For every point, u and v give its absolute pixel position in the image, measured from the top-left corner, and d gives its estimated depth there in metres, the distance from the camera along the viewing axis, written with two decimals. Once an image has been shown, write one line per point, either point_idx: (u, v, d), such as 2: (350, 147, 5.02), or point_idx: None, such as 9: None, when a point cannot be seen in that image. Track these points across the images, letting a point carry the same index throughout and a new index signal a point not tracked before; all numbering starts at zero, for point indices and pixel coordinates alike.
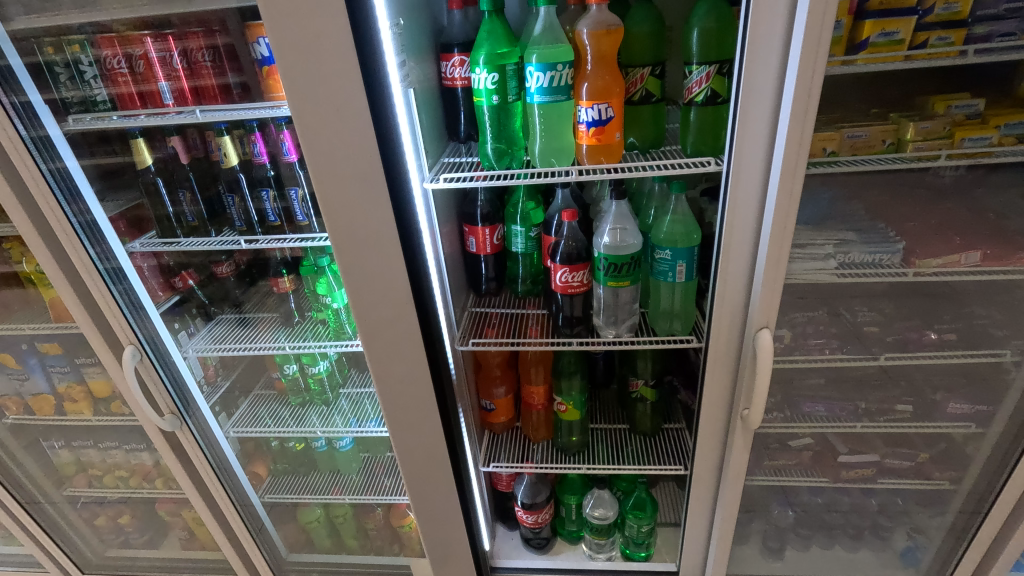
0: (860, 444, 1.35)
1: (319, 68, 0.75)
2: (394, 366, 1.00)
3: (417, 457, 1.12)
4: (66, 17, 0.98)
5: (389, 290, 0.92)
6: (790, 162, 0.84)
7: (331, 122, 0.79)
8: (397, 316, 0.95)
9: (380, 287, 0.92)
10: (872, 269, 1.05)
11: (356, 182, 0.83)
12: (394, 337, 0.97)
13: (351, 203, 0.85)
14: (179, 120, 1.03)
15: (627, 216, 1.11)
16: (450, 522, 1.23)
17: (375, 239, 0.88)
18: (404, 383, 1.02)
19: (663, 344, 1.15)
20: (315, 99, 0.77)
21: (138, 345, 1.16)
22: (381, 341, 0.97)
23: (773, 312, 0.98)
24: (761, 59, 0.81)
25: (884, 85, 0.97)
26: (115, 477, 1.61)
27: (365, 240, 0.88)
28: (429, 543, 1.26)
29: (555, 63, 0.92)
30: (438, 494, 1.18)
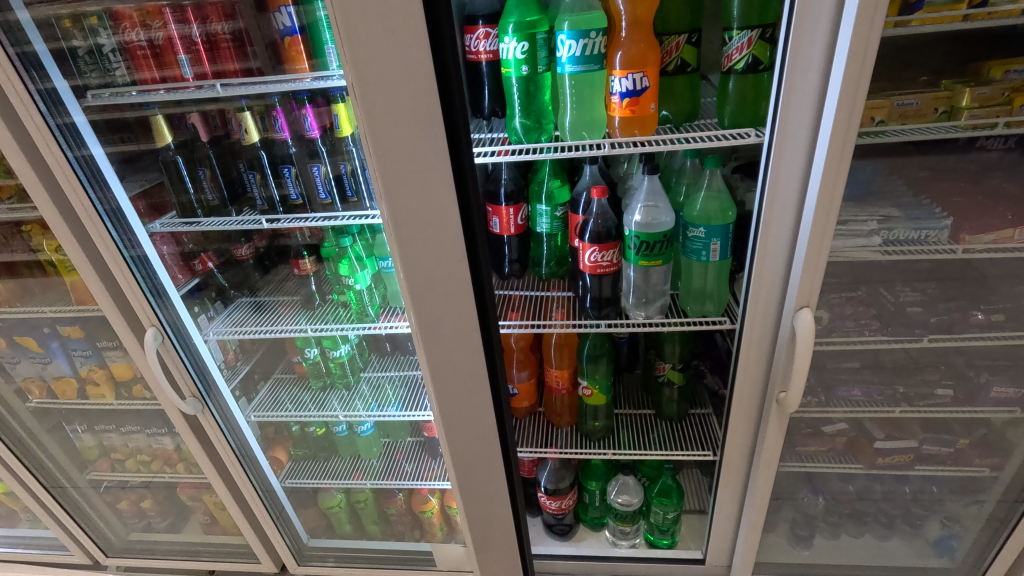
0: (897, 430, 1.31)
1: (371, 23, 0.70)
2: (441, 346, 0.96)
3: (463, 439, 1.09)
4: None
5: (442, 267, 0.88)
6: (841, 129, 0.79)
7: (382, 85, 0.73)
8: (447, 294, 0.90)
9: (433, 264, 0.87)
10: (920, 246, 1.00)
11: (415, 150, 0.78)
12: (444, 315, 0.93)
13: (401, 172, 0.79)
14: (200, 95, 1.00)
15: (660, 193, 1.07)
16: (496, 505, 1.20)
17: (433, 213, 0.83)
18: (450, 362, 0.98)
19: (693, 326, 1.11)
20: (371, 59, 0.72)
21: (159, 327, 1.14)
22: (428, 317, 0.93)
23: (814, 291, 0.94)
24: (814, 17, 0.76)
25: (934, 52, 0.92)
26: (138, 461, 1.62)
27: (413, 212, 0.83)
28: (473, 524, 1.24)
29: (588, 30, 0.88)
30: (479, 476, 1.15)
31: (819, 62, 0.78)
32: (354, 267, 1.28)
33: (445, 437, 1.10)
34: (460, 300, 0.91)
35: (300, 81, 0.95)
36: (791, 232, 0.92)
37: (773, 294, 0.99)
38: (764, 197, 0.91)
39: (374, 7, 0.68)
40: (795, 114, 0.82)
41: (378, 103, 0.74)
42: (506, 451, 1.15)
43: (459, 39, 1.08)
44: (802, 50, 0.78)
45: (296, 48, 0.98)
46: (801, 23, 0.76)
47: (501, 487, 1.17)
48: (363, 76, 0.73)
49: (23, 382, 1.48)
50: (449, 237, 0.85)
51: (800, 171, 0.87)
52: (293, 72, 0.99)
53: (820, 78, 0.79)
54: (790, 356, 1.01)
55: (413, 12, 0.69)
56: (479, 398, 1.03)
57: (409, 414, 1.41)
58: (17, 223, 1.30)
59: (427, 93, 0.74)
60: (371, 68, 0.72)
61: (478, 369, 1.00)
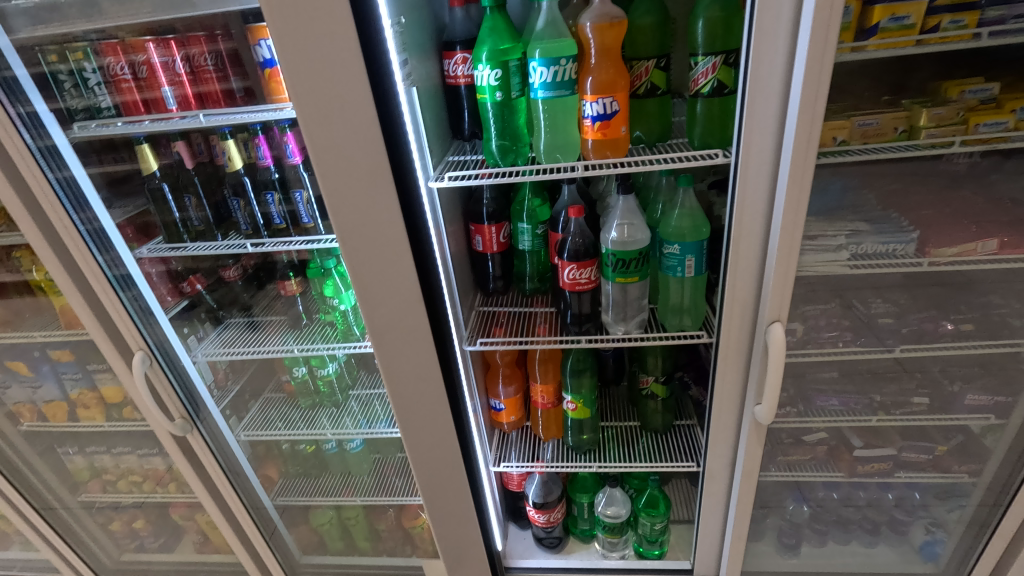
0: (877, 438, 1.33)
1: (321, 61, 0.75)
2: (403, 365, 1.00)
3: (429, 456, 1.12)
4: (72, 25, 0.97)
5: (397, 290, 0.92)
6: (801, 151, 0.82)
7: (334, 117, 0.78)
8: (405, 315, 0.95)
9: (388, 286, 0.92)
10: (887, 260, 1.03)
11: (366, 179, 0.82)
12: (405, 334, 0.97)
13: (355, 199, 0.84)
14: (182, 125, 1.02)
15: (635, 211, 1.09)
16: (468, 519, 1.23)
17: (383, 238, 0.87)
18: (414, 379, 1.02)
19: (672, 340, 1.13)
20: (320, 97, 0.77)
21: (147, 350, 1.16)
22: (392, 337, 0.97)
23: (784, 304, 0.97)
24: (769, 46, 0.79)
25: (891, 73, 0.97)
26: (129, 482, 1.62)
27: (371, 237, 0.87)
28: (444, 542, 1.26)
29: (558, 58, 0.91)
30: (448, 492, 1.18)
31: (778, 88, 0.82)
32: (339, 288, 1.30)
33: (413, 455, 1.12)
34: (419, 319, 0.96)
35: (281, 111, 0.98)
36: (761, 250, 0.95)
37: (746, 309, 1.01)
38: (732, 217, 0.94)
39: (323, 49, 0.74)
40: (757, 137, 0.85)
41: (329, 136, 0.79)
42: (470, 465, 1.18)
43: (438, 64, 1.11)
44: (758, 76, 0.81)
45: (276, 80, 1.00)
46: (756, 52, 0.80)
47: (469, 503, 1.19)
48: (316, 112, 0.78)
49: (13, 406, 1.49)
50: (407, 259, 0.90)
51: (765, 191, 0.90)
52: (273, 103, 1.01)
53: (779, 102, 0.83)
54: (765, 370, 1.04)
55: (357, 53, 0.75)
56: (441, 414, 1.07)
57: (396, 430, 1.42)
58: (9, 249, 1.32)
59: (373, 123, 0.79)
60: (323, 105, 0.77)
61: (437, 386, 1.04)
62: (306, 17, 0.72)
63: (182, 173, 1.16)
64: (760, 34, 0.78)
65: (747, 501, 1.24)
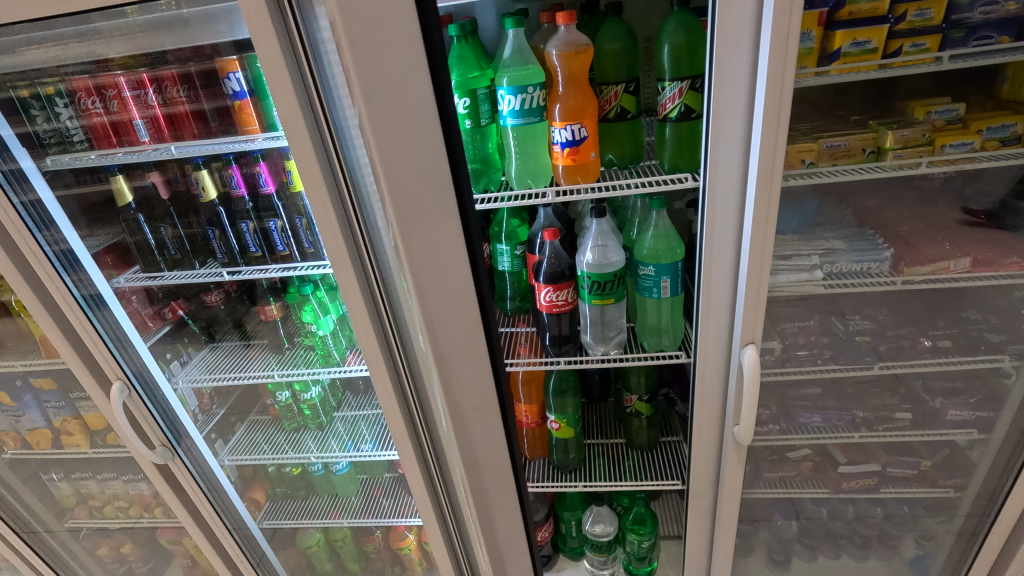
0: (861, 454, 1.32)
1: (391, 74, 0.77)
2: (457, 369, 1.03)
3: (478, 456, 1.16)
4: (66, 47, 0.89)
5: (455, 298, 0.95)
6: (767, 174, 0.83)
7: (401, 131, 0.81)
8: (461, 321, 0.97)
9: (446, 295, 0.95)
10: (861, 279, 1.03)
11: (428, 193, 0.85)
12: (461, 342, 1.00)
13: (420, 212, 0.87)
14: (156, 158, 1.02)
15: (609, 233, 1.09)
16: (509, 518, 1.27)
17: (444, 247, 0.90)
18: (467, 383, 1.05)
19: (652, 361, 1.13)
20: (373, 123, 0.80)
21: (125, 380, 1.16)
22: (447, 344, 1.00)
23: (758, 326, 0.96)
24: (732, 73, 0.79)
25: (856, 95, 0.99)
26: (115, 508, 1.61)
27: (431, 245, 0.89)
28: (490, 539, 1.30)
29: (525, 86, 0.91)
30: (495, 489, 1.22)
31: (741, 113, 0.82)
32: (318, 314, 1.30)
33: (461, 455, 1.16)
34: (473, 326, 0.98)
35: (251, 141, 0.99)
36: (734, 273, 0.95)
37: (722, 330, 1.01)
38: (703, 241, 0.94)
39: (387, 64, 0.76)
40: (724, 162, 0.85)
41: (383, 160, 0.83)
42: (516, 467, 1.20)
43: None
44: (722, 102, 0.81)
45: (246, 111, 1.01)
46: (718, 79, 0.80)
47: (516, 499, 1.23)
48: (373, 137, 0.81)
49: None
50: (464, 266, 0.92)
51: (734, 214, 0.90)
52: (244, 134, 1.02)
53: (744, 127, 0.83)
54: (741, 391, 1.04)
55: (420, 82, 0.78)
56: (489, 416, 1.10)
57: (380, 453, 1.42)
58: None
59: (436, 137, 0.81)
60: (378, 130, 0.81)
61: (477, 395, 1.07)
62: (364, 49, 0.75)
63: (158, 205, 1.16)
64: (720, 62, 0.78)
65: (731, 521, 1.23)
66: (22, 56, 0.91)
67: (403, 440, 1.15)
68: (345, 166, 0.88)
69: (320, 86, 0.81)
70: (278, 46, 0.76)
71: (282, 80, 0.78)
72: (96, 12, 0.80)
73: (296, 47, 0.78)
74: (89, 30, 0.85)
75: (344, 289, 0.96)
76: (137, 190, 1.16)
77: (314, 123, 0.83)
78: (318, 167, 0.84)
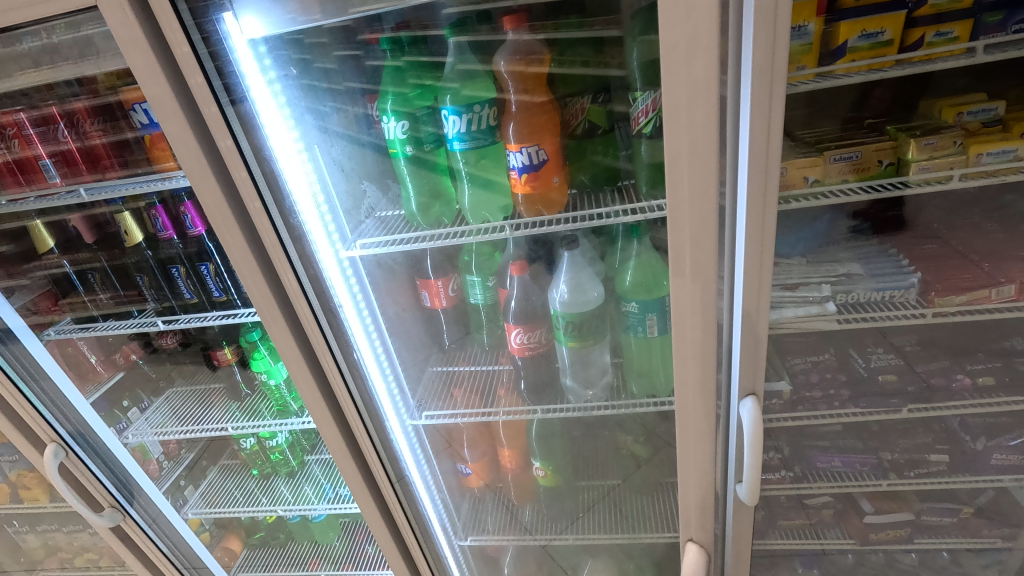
0: (889, 501, 1.13)
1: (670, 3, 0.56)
2: (690, 386, 0.80)
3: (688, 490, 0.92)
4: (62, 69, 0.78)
5: (696, 301, 0.72)
6: (759, 204, 0.66)
7: (676, 80, 0.59)
8: (694, 331, 0.75)
9: (684, 302, 0.73)
10: (881, 311, 0.88)
11: (692, 170, 0.64)
12: (688, 366, 0.78)
13: (684, 193, 0.65)
14: (66, 202, 0.92)
15: (585, 266, 0.97)
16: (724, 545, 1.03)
17: (699, 240, 0.68)
18: (692, 412, 0.83)
19: (641, 410, 0.99)
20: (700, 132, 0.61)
21: (59, 441, 1.07)
22: (682, 360, 0.78)
23: (759, 375, 0.81)
24: (704, 91, 0.59)
25: (868, 93, 0.84)
26: (85, 559, 1.51)
27: (686, 236, 0.68)
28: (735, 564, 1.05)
29: (471, 104, 0.82)
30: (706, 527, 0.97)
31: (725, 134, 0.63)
32: (271, 362, 1.19)
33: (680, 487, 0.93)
34: (704, 344, 0.76)
35: (168, 180, 0.88)
36: (729, 324, 0.78)
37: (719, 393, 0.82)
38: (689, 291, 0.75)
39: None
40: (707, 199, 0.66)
41: (689, 176, 0.64)
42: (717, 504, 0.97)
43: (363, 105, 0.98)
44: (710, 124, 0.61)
45: (158, 145, 0.89)
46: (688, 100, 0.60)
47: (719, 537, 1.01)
48: (682, 153, 0.63)
49: None
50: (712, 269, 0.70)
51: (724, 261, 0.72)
52: (159, 172, 0.90)
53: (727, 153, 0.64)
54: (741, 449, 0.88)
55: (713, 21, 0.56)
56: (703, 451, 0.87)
57: (340, 507, 1.28)
58: None
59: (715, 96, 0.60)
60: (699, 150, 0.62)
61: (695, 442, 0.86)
62: (683, 54, 0.58)
63: (84, 252, 1.06)
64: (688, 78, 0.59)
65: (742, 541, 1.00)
66: (14, 79, 0.83)
67: (364, 494, 1.05)
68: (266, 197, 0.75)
69: (223, 118, 0.70)
70: (166, 81, 0.68)
71: (172, 116, 0.69)
72: (45, 23, 0.71)
73: (187, 76, 0.68)
74: (86, 41, 0.73)
75: (275, 335, 0.86)
76: (63, 235, 1.08)
77: (216, 162, 0.73)
78: (229, 208, 0.75)
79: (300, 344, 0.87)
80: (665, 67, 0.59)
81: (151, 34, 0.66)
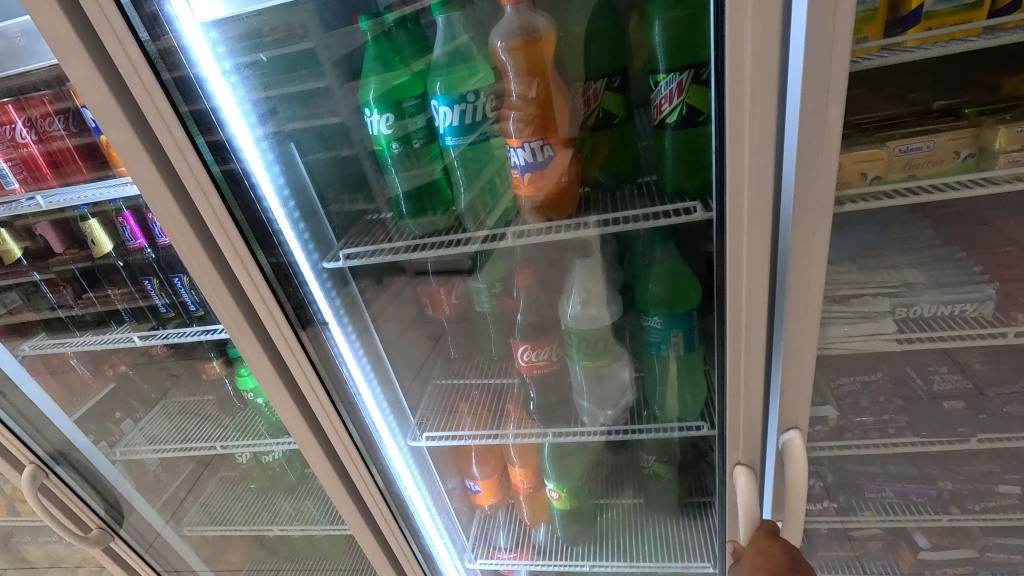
0: (948, 537, 1.02)
1: None
2: (737, 405, 0.70)
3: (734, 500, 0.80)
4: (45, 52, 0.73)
5: (748, 306, 0.62)
6: (809, 210, 0.55)
7: (737, 45, 0.49)
8: (742, 342, 0.64)
9: (735, 306, 0.62)
10: (950, 329, 0.74)
11: (751, 154, 0.53)
12: (738, 379, 0.67)
13: (739, 182, 0.55)
14: (23, 210, 0.86)
15: (600, 276, 0.86)
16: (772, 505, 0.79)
17: (752, 236, 0.57)
18: (739, 433, 0.72)
19: (663, 435, 0.89)
20: (764, 113, 0.51)
21: (38, 463, 1.02)
22: (732, 374, 0.67)
23: (804, 405, 0.69)
24: (759, 76, 0.49)
25: (927, 70, 0.73)
26: (88, 570, 1.47)
27: (738, 233, 0.57)
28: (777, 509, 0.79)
29: (464, 92, 0.72)
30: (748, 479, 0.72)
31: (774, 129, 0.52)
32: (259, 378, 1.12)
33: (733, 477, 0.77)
34: (755, 355, 0.65)
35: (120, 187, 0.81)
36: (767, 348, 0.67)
37: (756, 426, 0.71)
38: (723, 312, 0.64)
39: None
40: (748, 205, 0.56)
41: (751, 161, 0.53)
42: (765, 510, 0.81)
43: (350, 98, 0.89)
44: (770, 103, 0.50)
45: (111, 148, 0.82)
46: (734, 81, 0.50)
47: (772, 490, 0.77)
48: (744, 135, 0.52)
49: None
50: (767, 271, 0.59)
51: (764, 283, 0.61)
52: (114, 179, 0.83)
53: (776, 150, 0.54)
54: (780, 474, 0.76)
55: None
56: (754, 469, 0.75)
57: (339, 528, 1.18)
58: None
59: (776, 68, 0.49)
60: (756, 139, 0.52)
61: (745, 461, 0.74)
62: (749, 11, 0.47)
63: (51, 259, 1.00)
64: (733, 56, 0.49)
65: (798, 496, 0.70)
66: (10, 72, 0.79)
67: (356, 517, 0.96)
68: (244, 198, 0.67)
69: (180, 122, 0.61)
70: (109, 89, 0.58)
71: (120, 131, 0.60)
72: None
73: (133, 81, 0.58)
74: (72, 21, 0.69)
75: (249, 358, 0.77)
76: (29, 244, 1.01)
77: (171, 169, 0.64)
78: (189, 226, 0.66)
79: (278, 368, 0.79)
80: (729, 24, 0.48)
81: (89, 39, 0.57)
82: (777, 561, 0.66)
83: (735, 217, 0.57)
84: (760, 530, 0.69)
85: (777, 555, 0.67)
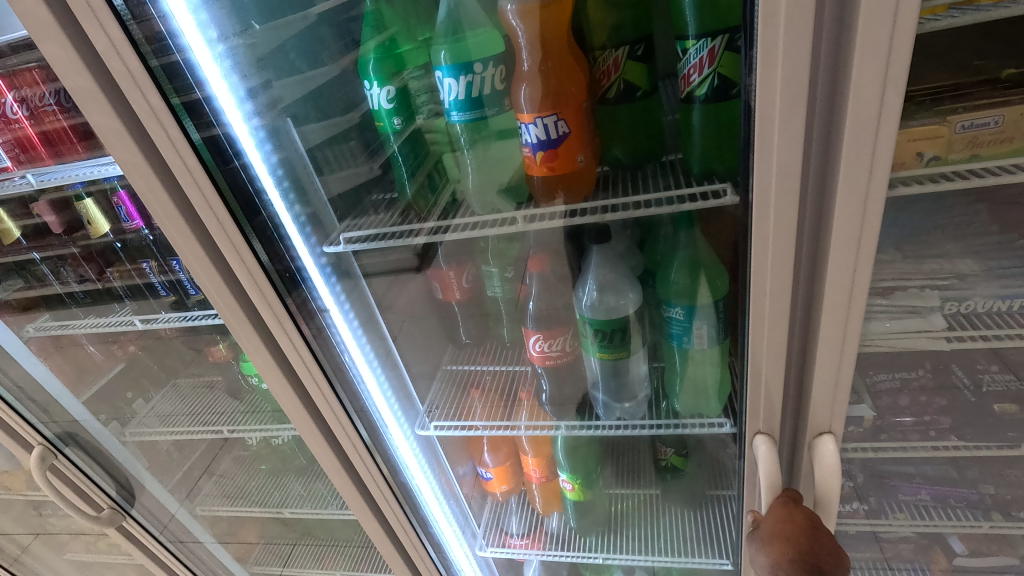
0: (988, 542, 0.95)
1: None
2: (762, 406, 0.64)
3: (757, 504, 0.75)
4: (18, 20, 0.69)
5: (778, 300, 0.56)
6: (856, 197, 0.49)
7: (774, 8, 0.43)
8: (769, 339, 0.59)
9: (764, 299, 0.57)
10: (1006, 327, 0.67)
11: (786, 131, 0.47)
12: (764, 377, 0.62)
13: (772, 162, 0.49)
14: (14, 190, 0.85)
15: (618, 262, 0.80)
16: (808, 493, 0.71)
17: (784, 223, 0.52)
18: (764, 435, 0.67)
19: (681, 432, 0.83)
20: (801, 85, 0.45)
21: (47, 444, 1.05)
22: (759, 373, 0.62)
23: (839, 409, 0.63)
24: (796, 43, 0.44)
25: (996, 36, 0.65)
26: (107, 543, 1.50)
27: (769, 219, 0.52)
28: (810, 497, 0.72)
29: (470, 63, 0.65)
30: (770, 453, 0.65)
31: None
32: None
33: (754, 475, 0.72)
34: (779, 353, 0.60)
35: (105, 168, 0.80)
36: (799, 348, 0.62)
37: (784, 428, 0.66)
38: (749, 306, 0.59)
39: None
40: (780, 191, 0.50)
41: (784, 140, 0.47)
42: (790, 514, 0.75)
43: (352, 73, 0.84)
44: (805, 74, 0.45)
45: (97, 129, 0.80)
46: (766, 49, 0.45)
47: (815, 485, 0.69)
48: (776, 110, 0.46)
49: None
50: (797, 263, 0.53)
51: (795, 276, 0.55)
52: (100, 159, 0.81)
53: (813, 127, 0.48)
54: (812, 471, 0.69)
55: None
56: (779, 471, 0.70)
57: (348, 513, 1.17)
58: None
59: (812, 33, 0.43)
60: (792, 120, 0.47)
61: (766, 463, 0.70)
62: None
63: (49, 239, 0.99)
64: (767, 24, 0.44)
65: (831, 479, 0.63)
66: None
67: (363, 506, 0.94)
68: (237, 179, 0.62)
69: (170, 111, 0.56)
70: (88, 72, 0.54)
71: (101, 113, 0.56)
72: None
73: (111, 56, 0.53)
74: None
75: (246, 346, 0.73)
76: (26, 224, 1.00)
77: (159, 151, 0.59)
78: (180, 211, 0.62)
79: (278, 356, 0.75)
80: None
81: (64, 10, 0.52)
82: (795, 528, 0.60)
83: (767, 205, 0.51)
84: (780, 498, 0.64)
85: (798, 521, 0.61)
